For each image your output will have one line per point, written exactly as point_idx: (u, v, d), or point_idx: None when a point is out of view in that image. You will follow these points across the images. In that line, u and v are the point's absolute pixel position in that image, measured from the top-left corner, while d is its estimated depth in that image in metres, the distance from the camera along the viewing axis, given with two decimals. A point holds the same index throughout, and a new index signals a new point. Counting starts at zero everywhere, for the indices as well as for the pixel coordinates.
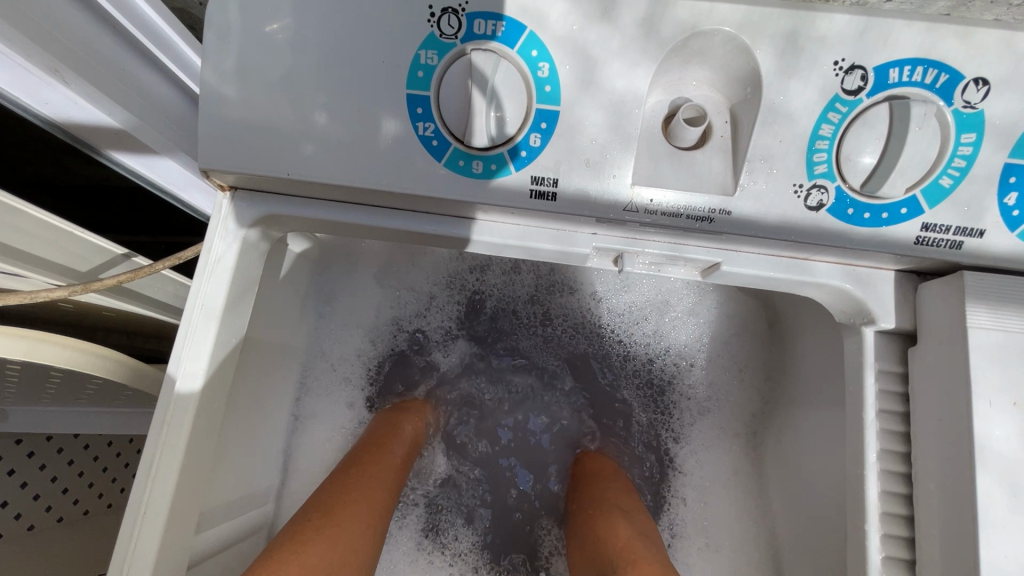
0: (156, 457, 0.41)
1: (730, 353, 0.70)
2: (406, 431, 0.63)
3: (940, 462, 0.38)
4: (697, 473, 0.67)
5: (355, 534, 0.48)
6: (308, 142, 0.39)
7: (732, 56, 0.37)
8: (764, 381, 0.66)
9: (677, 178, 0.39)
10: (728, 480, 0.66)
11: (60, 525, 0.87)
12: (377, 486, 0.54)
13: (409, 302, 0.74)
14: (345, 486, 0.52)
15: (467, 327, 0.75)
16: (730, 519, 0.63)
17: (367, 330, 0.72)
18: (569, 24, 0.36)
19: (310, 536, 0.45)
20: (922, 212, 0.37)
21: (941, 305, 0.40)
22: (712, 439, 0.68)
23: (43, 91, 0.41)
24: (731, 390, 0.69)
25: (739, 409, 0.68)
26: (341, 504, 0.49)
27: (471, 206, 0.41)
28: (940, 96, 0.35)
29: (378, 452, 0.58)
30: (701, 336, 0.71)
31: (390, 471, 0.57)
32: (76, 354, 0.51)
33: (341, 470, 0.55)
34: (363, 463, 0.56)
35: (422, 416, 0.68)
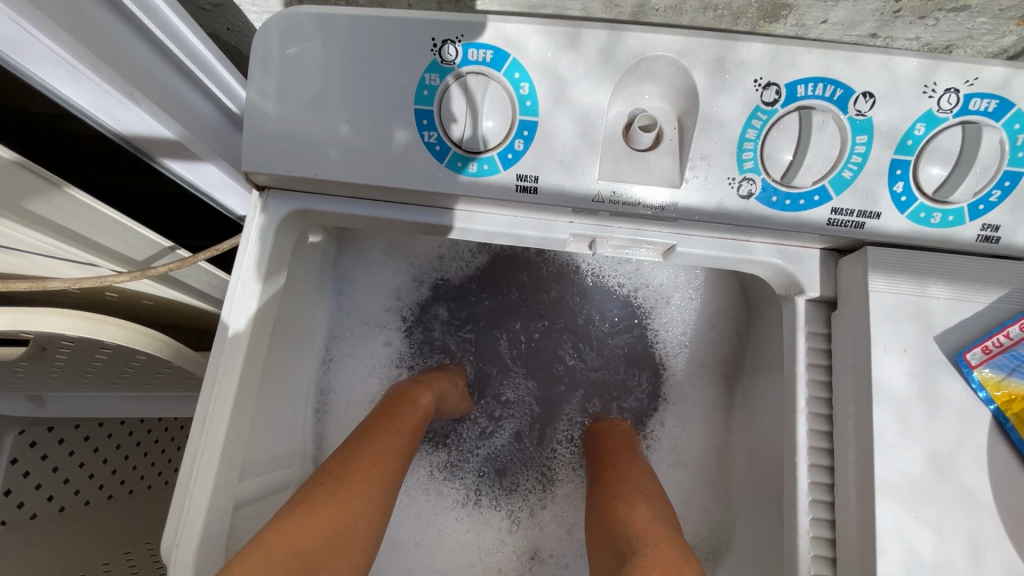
0: (209, 413, 0.50)
1: (708, 305, 0.78)
2: (419, 403, 0.71)
3: (851, 401, 0.47)
4: (672, 402, 0.80)
5: (363, 499, 0.56)
6: (334, 149, 0.47)
7: (676, 75, 0.46)
8: (734, 333, 0.74)
9: (635, 174, 0.48)
10: (700, 411, 0.77)
11: (91, 508, 0.92)
12: (388, 455, 0.62)
13: (423, 264, 0.83)
14: (356, 454, 0.60)
15: (474, 287, 0.84)
16: (698, 443, 0.76)
17: (391, 292, 0.82)
18: (545, 52, 0.45)
19: (323, 498, 0.53)
20: (831, 199, 0.46)
21: (851, 276, 0.49)
22: (688, 375, 0.80)
23: (117, 111, 0.49)
24: (706, 337, 0.78)
25: (713, 354, 0.78)
26: (352, 470, 0.58)
27: (469, 200, 0.50)
28: (838, 107, 0.44)
29: (390, 423, 0.66)
30: (682, 290, 0.79)
31: (403, 440, 0.65)
32: (129, 332, 0.60)
33: (355, 437, 0.63)
34: (374, 433, 0.64)
35: (438, 387, 0.75)
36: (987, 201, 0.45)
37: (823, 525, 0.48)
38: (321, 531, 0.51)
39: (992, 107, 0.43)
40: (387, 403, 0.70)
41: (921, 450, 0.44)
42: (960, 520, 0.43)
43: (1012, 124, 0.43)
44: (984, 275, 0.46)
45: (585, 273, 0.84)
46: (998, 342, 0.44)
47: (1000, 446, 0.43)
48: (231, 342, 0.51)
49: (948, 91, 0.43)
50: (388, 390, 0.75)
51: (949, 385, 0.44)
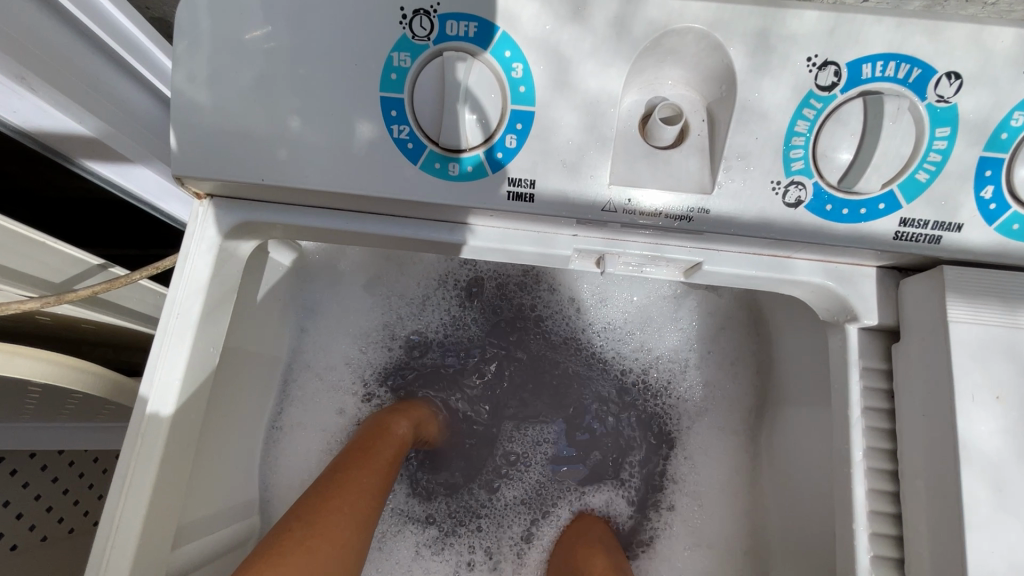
0: (130, 471, 0.40)
1: (724, 357, 0.68)
2: (395, 433, 0.61)
3: (926, 459, 0.38)
4: (692, 476, 0.67)
5: (337, 544, 0.46)
6: (283, 146, 0.38)
7: (707, 53, 0.36)
8: (752, 373, 0.66)
9: (655, 177, 0.39)
10: (723, 486, 0.65)
11: (46, 544, 0.85)
12: (363, 493, 0.52)
13: (399, 311, 0.72)
14: (328, 493, 0.50)
15: (457, 333, 0.73)
16: (723, 522, 0.64)
17: (358, 335, 0.70)
18: (542, 25, 0.36)
19: (291, 548, 0.44)
20: (900, 207, 0.37)
21: (922, 300, 0.40)
22: (703, 440, 0.68)
23: (12, 101, 0.40)
24: (724, 389, 0.68)
25: (734, 417, 0.67)
26: (323, 511, 0.48)
27: (451, 210, 0.40)
28: (913, 91, 0.35)
29: (364, 457, 0.56)
30: (690, 338, 0.70)
31: (377, 475, 0.55)
32: (49, 366, 0.50)
33: (327, 475, 0.53)
34: (347, 469, 0.54)
35: (413, 414, 0.66)
36: None
37: None
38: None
39: None
40: (361, 435, 0.60)
41: (1022, 527, 0.35)
42: None
43: None
44: None
45: (586, 319, 0.73)
46: None
47: None
48: (159, 387, 0.42)
49: None
50: (365, 420, 0.65)
51: None
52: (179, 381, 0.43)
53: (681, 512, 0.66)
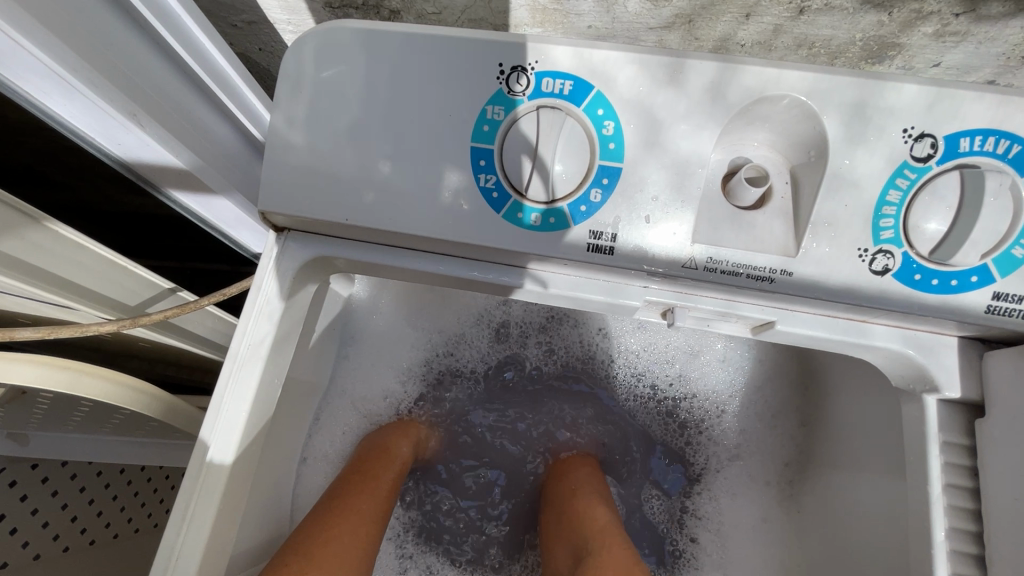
0: (191, 500, 0.40)
1: (767, 400, 0.67)
2: (396, 457, 0.60)
3: (1017, 549, 0.36)
4: (723, 520, 0.65)
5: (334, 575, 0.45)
6: (370, 190, 0.39)
7: (798, 119, 0.37)
8: (797, 430, 0.64)
9: (737, 238, 0.38)
10: (756, 526, 0.63)
11: (69, 556, 0.84)
12: (362, 518, 0.52)
13: (438, 343, 0.72)
14: (324, 524, 0.49)
15: (490, 360, 0.73)
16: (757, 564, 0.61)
17: (401, 369, 0.70)
18: (636, 86, 0.36)
19: None
20: (994, 281, 0.36)
21: (1013, 376, 0.38)
22: (742, 487, 0.66)
23: (120, 135, 0.42)
24: (764, 441, 0.66)
25: (774, 461, 0.65)
26: (322, 542, 0.47)
27: (526, 256, 0.40)
28: (1013, 167, 0.34)
29: (364, 481, 0.56)
30: (736, 387, 0.69)
31: (377, 500, 0.55)
32: (106, 384, 0.51)
33: (322, 504, 0.52)
34: (345, 495, 0.53)
35: (412, 433, 0.65)
36: None
37: None
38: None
39: None
40: (361, 458, 0.59)
41: None
42: None
43: None
44: None
45: (625, 357, 0.72)
46: None
47: None
48: (229, 413, 0.42)
49: None
50: (361, 441, 0.64)
51: None
52: (246, 410, 0.43)
53: (705, 545, 0.65)
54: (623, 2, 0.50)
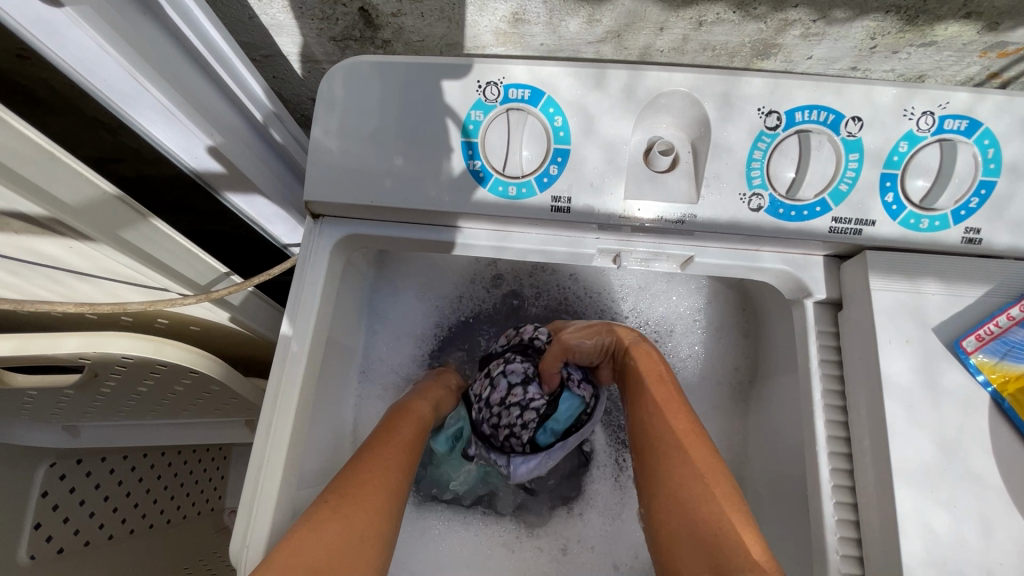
0: (273, 421, 0.53)
1: (711, 317, 0.82)
2: (419, 416, 0.71)
3: (862, 392, 0.52)
4: None
5: (368, 511, 0.57)
6: (388, 178, 0.53)
7: (688, 106, 0.52)
8: (742, 340, 0.78)
9: (656, 194, 0.54)
10: (713, 409, 0.79)
11: (134, 537, 0.95)
12: (390, 466, 0.63)
13: (443, 307, 0.86)
14: (358, 468, 0.60)
15: (481, 312, 0.88)
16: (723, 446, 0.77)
17: (416, 334, 0.85)
18: (574, 91, 0.52)
19: (329, 512, 0.54)
20: (831, 210, 0.52)
21: (854, 277, 0.55)
22: (698, 386, 0.81)
23: (198, 149, 0.56)
24: (713, 351, 0.81)
25: (724, 363, 0.80)
26: (357, 484, 0.58)
27: (506, 220, 0.55)
28: (831, 129, 0.50)
29: (390, 434, 0.67)
30: (687, 312, 0.83)
31: (403, 451, 0.66)
32: (187, 353, 0.67)
33: (359, 450, 0.64)
34: (376, 446, 0.64)
35: (432, 395, 0.77)
36: (967, 207, 0.51)
37: (846, 510, 0.51)
38: (325, 550, 0.51)
39: (963, 126, 0.50)
40: (389, 416, 0.71)
41: (930, 434, 0.47)
42: (970, 499, 0.46)
43: (982, 139, 0.50)
44: (972, 273, 0.52)
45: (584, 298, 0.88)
46: (989, 330, 0.49)
47: (1004, 428, 0.47)
48: (292, 355, 0.56)
49: (924, 113, 0.50)
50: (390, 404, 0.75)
51: (949, 374, 0.49)
52: (306, 352, 0.56)
53: None
54: (565, 24, 0.65)
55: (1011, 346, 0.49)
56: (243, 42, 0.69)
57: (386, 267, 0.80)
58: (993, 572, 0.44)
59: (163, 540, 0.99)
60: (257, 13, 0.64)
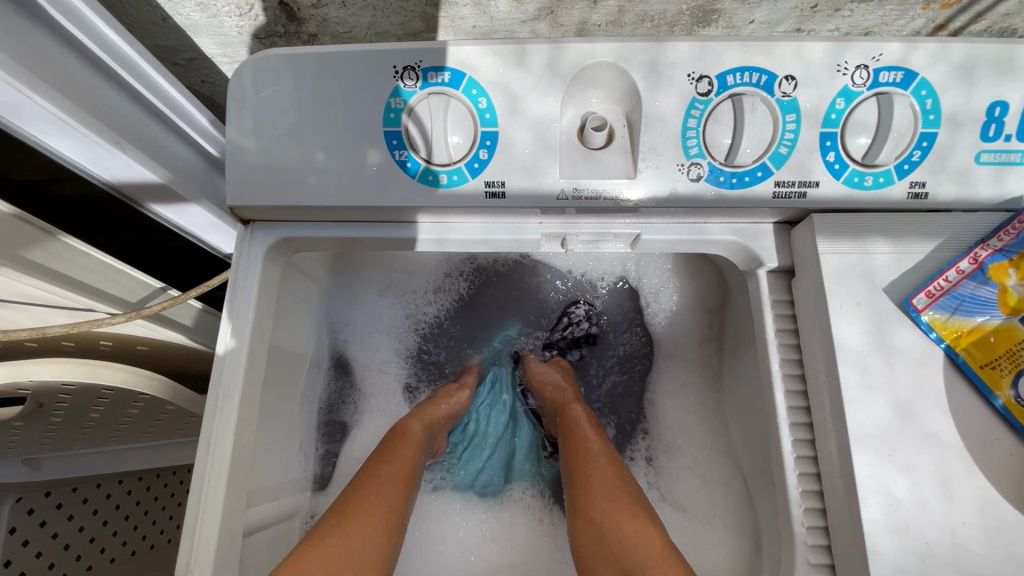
0: (212, 437, 0.51)
1: (687, 296, 0.76)
2: (411, 433, 0.66)
3: (817, 359, 0.50)
4: (665, 395, 0.77)
5: (369, 528, 0.53)
6: (312, 176, 0.51)
7: (616, 77, 0.50)
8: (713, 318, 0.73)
9: (592, 172, 0.52)
10: (693, 394, 0.74)
11: (116, 565, 0.92)
12: (387, 483, 0.58)
13: (415, 303, 0.83)
14: (355, 490, 0.57)
15: (456, 307, 0.84)
16: (691, 424, 0.73)
17: (392, 331, 0.82)
18: (496, 70, 0.49)
19: (325, 532, 0.51)
20: (773, 173, 0.50)
21: (804, 242, 0.53)
22: (682, 373, 0.76)
23: (107, 160, 0.53)
24: (692, 335, 0.76)
25: (704, 345, 0.74)
26: (353, 503, 0.55)
27: (441, 210, 0.53)
28: (765, 90, 0.49)
29: (386, 453, 0.62)
30: (666, 293, 0.78)
31: (402, 470, 0.61)
32: (127, 374, 0.66)
33: (358, 474, 0.60)
34: (373, 467, 0.60)
35: (425, 415, 0.71)
36: (910, 160, 0.50)
37: (809, 480, 0.50)
38: (323, 566, 0.47)
39: (899, 77, 0.48)
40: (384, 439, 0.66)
41: (885, 397, 0.46)
42: (928, 460, 0.45)
43: (919, 90, 0.48)
44: (920, 229, 0.50)
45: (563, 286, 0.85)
46: (939, 285, 0.48)
47: (960, 384, 0.46)
48: (228, 368, 0.53)
49: (857, 67, 0.48)
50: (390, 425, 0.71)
51: (901, 334, 0.48)
52: (244, 362, 0.54)
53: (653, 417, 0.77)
54: (494, 4, 0.63)
55: (962, 299, 0.47)
56: (162, 46, 0.66)
57: (341, 272, 0.77)
58: (956, 532, 0.43)
59: (146, 566, 0.97)
60: (170, 14, 0.61)
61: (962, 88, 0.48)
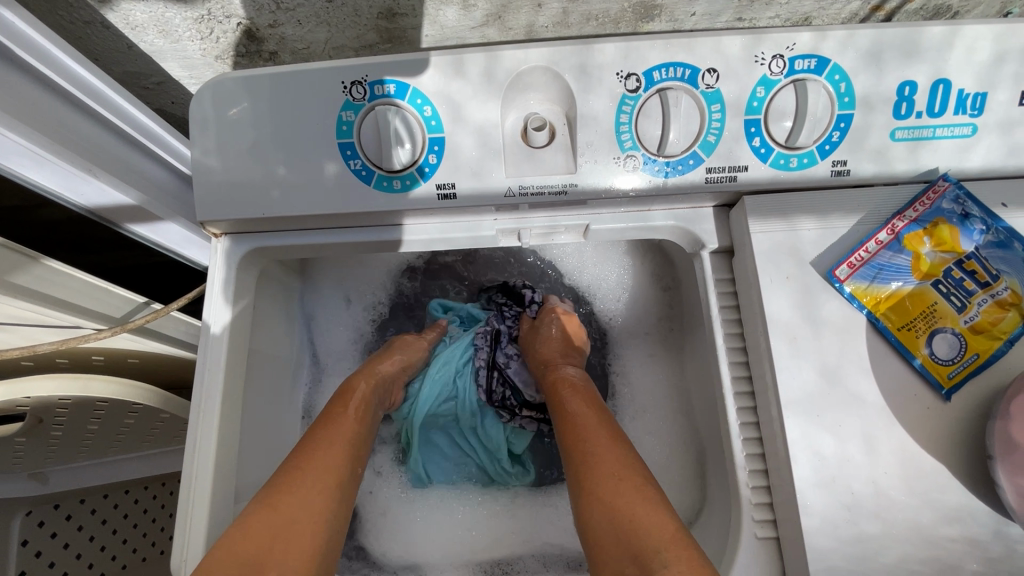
0: (196, 437, 0.55)
1: (637, 275, 0.80)
2: (358, 393, 0.68)
3: (754, 332, 0.54)
4: (631, 369, 0.80)
5: (312, 493, 0.55)
6: (275, 189, 0.54)
7: (551, 79, 0.53)
8: (665, 293, 0.77)
9: (535, 169, 0.55)
10: (653, 366, 0.77)
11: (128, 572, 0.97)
12: (331, 448, 0.60)
13: (371, 303, 0.87)
14: (301, 454, 0.58)
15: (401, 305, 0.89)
16: (655, 395, 0.76)
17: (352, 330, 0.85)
18: (438, 81, 0.53)
19: (268, 498, 0.53)
20: (703, 160, 0.54)
21: (739, 223, 0.56)
22: (642, 348, 0.80)
23: (82, 186, 0.56)
24: (645, 310, 0.80)
25: (657, 319, 0.78)
26: (297, 469, 0.57)
27: (399, 214, 0.57)
28: (690, 84, 0.52)
29: (332, 417, 0.64)
30: (615, 272, 0.82)
31: (347, 432, 0.63)
32: (116, 386, 0.69)
33: (306, 437, 0.61)
34: (319, 431, 0.62)
35: (376, 372, 0.73)
36: (830, 141, 0.53)
37: (753, 443, 0.53)
38: (254, 542, 0.50)
39: (813, 64, 0.52)
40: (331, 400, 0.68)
41: (812, 362, 0.50)
42: (853, 418, 0.49)
43: (833, 75, 0.52)
44: (844, 204, 0.54)
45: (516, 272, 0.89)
46: (859, 256, 0.52)
47: (881, 348, 0.50)
48: (209, 373, 0.57)
49: (773, 57, 0.51)
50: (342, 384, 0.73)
51: (827, 304, 0.51)
52: (223, 365, 0.58)
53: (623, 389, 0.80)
54: (442, 14, 0.66)
55: (880, 268, 0.51)
56: (131, 72, 0.69)
57: (312, 274, 0.81)
58: (878, 483, 0.47)
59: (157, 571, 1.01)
60: (134, 41, 0.64)
61: (871, 72, 0.52)
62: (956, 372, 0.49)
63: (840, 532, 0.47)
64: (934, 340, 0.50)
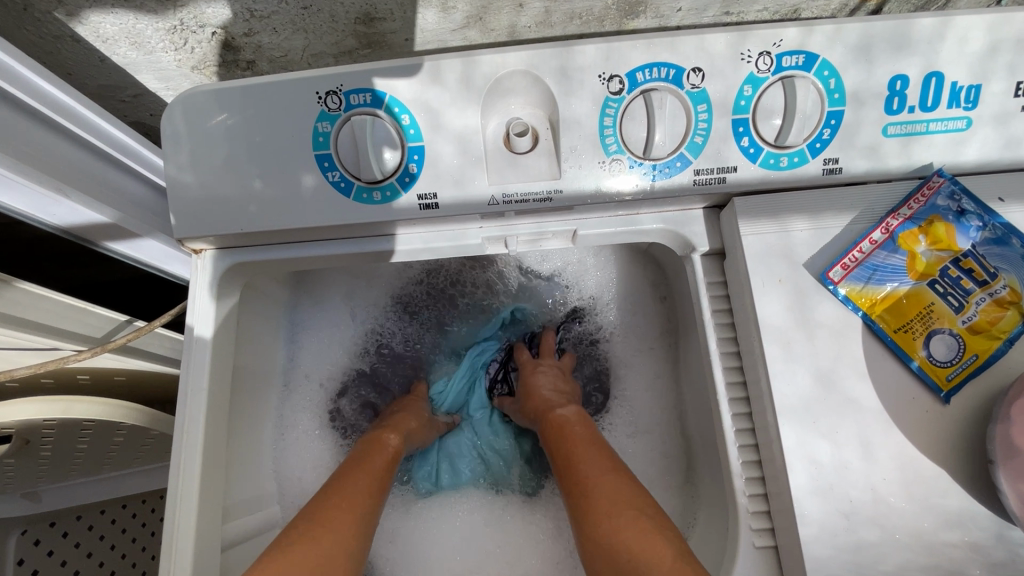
0: (181, 459, 0.54)
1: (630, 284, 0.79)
2: (389, 446, 0.68)
3: (747, 336, 0.52)
4: (627, 377, 0.79)
5: (344, 536, 0.54)
6: (252, 203, 0.53)
7: (531, 83, 0.52)
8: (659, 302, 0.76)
9: (518, 175, 0.54)
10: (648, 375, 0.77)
11: None
12: (359, 495, 0.59)
13: (365, 314, 0.85)
14: (326, 498, 0.58)
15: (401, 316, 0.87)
16: (651, 404, 0.75)
17: (343, 343, 0.84)
18: (415, 88, 0.51)
19: (297, 538, 0.52)
20: (690, 162, 0.52)
21: (729, 225, 0.55)
22: (636, 356, 0.79)
23: (52, 206, 0.55)
24: (640, 319, 0.79)
25: (653, 328, 0.77)
26: (325, 509, 0.56)
27: (381, 225, 0.55)
28: (674, 84, 0.51)
29: (360, 464, 0.64)
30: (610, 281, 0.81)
31: (374, 478, 0.63)
32: (101, 407, 0.69)
33: (331, 483, 0.61)
34: (343, 476, 0.62)
35: (402, 427, 0.73)
36: (820, 139, 0.52)
37: (749, 450, 0.52)
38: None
39: (801, 61, 0.50)
40: (359, 450, 0.68)
41: (807, 367, 0.49)
42: (850, 424, 0.47)
43: (821, 71, 0.50)
44: (836, 203, 0.52)
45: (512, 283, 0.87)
46: (853, 257, 0.50)
47: (877, 350, 0.49)
48: (193, 393, 0.56)
49: (760, 54, 0.50)
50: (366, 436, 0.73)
51: (821, 306, 0.50)
52: (206, 385, 0.56)
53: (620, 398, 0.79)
54: (421, 16, 0.64)
55: (875, 269, 0.50)
56: (105, 86, 0.68)
57: (297, 288, 0.79)
58: (877, 489, 0.46)
59: None
60: (107, 54, 0.63)
61: (861, 67, 0.50)
62: (954, 374, 0.48)
63: (838, 541, 0.45)
64: (932, 342, 0.48)
